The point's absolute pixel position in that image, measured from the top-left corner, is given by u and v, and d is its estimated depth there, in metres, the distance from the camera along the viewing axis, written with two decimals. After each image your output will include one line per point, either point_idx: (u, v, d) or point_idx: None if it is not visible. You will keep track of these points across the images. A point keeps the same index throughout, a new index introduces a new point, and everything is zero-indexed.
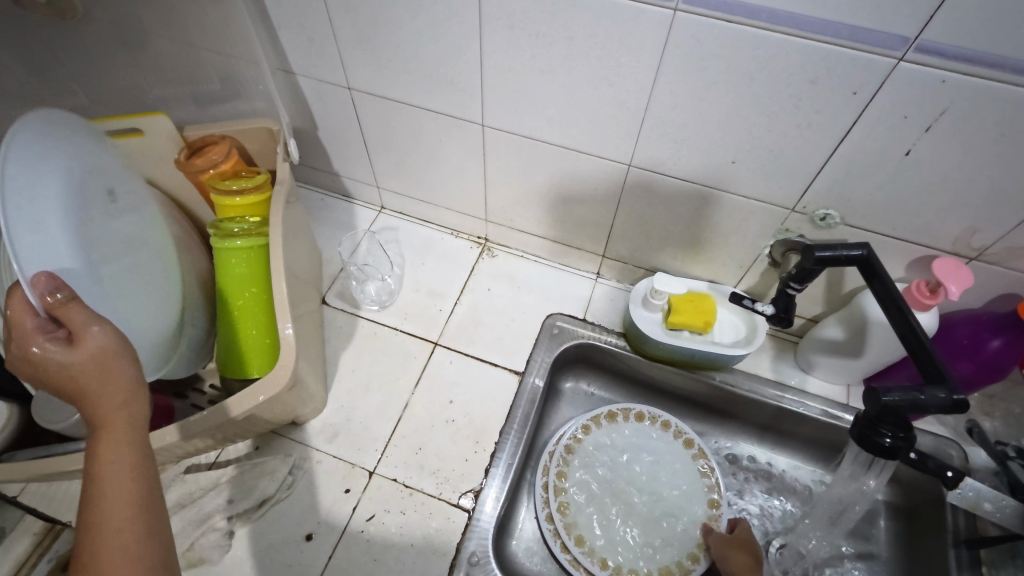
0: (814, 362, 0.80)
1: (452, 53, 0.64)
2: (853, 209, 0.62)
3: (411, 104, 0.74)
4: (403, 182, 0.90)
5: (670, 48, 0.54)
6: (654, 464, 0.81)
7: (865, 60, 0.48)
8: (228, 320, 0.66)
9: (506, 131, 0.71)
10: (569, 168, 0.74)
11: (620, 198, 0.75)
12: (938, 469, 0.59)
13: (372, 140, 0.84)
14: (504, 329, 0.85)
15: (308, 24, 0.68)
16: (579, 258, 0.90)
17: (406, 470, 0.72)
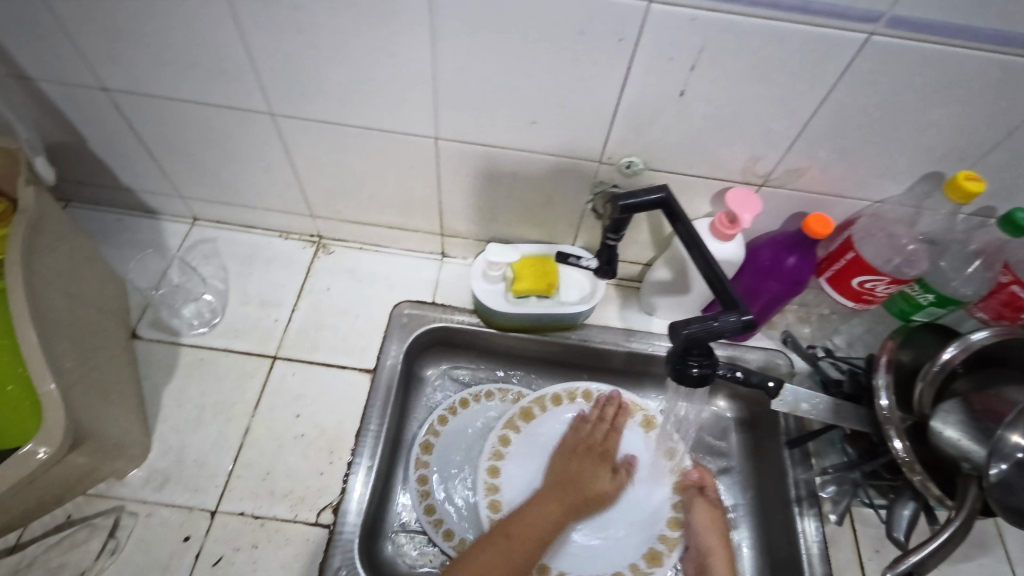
0: (654, 304, 0.83)
1: (208, 36, 0.56)
2: (651, 154, 0.64)
3: (185, 100, 0.65)
4: (208, 187, 0.80)
5: (436, 11, 0.50)
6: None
7: (621, 6, 0.48)
8: None
9: (299, 118, 0.65)
10: (379, 150, 0.69)
11: (439, 174, 0.72)
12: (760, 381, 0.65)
13: (155, 145, 0.73)
14: (349, 328, 0.80)
15: (23, 17, 0.57)
16: (419, 240, 0.86)
17: (254, 500, 0.66)
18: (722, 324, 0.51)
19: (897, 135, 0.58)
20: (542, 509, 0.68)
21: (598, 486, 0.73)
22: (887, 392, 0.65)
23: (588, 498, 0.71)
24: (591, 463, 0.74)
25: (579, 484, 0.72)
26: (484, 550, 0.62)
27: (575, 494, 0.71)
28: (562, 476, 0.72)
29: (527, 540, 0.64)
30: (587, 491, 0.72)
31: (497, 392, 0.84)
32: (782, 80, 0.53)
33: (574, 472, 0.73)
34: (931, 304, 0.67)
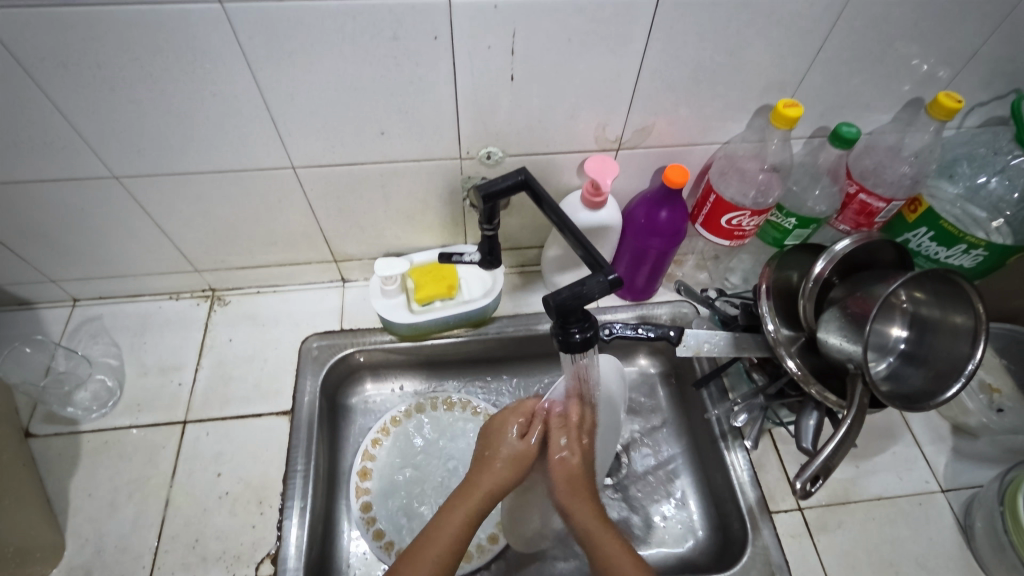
0: (558, 283, 0.85)
1: (18, 111, 0.54)
2: (506, 141, 0.66)
3: (18, 181, 0.62)
4: (77, 265, 0.77)
5: (245, 41, 0.50)
6: (455, 438, 0.82)
7: (421, 5, 0.49)
8: None
9: (145, 174, 0.63)
10: (239, 191, 0.68)
11: (310, 202, 0.71)
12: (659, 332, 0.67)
13: (3, 234, 0.70)
14: (258, 375, 0.78)
15: None
16: (315, 272, 0.85)
17: (186, 571, 0.64)
18: (577, 290, 0.52)
19: (720, 78, 0.62)
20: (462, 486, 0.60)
21: (511, 444, 0.63)
22: (772, 317, 0.69)
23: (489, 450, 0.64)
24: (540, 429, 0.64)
25: (490, 450, 0.64)
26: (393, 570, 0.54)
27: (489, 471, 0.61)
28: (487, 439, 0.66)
29: (440, 533, 0.55)
30: (498, 443, 0.64)
31: (428, 402, 0.84)
32: (598, 47, 0.56)
33: (491, 446, 0.64)
34: (795, 227, 0.74)
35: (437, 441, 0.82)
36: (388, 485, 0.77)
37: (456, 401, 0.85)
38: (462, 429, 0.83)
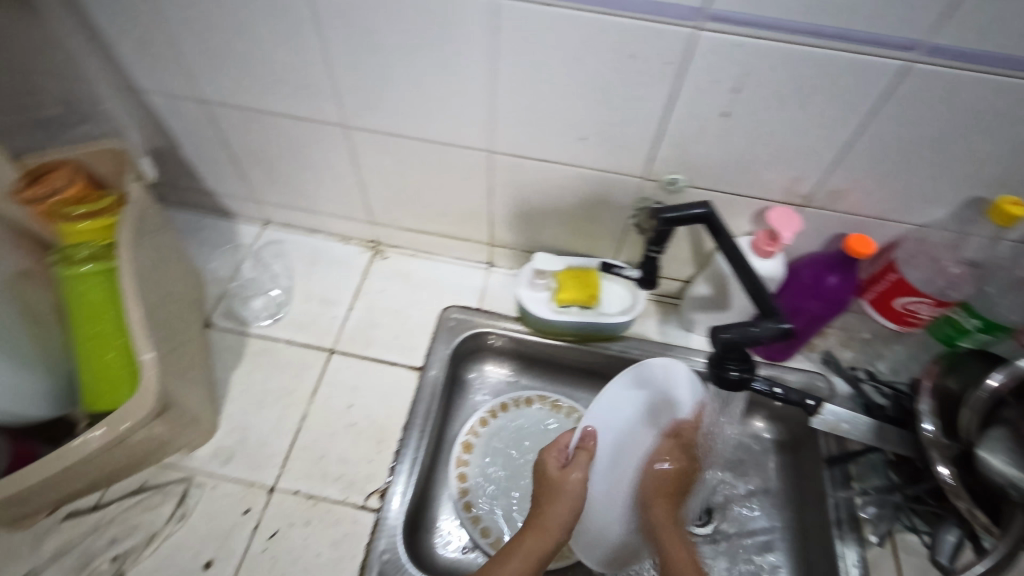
0: (694, 320, 0.85)
1: (297, 55, 0.64)
2: (694, 172, 0.67)
3: (268, 111, 0.73)
4: (280, 193, 0.88)
5: (499, 33, 0.56)
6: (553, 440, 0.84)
7: (669, 32, 0.52)
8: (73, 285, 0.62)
9: (369, 129, 0.72)
10: (437, 162, 0.75)
11: (492, 186, 0.77)
12: (800, 398, 0.66)
13: (238, 153, 0.81)
14: (400, 328, 0.85)
15: (142, 35, 0.65)
16: (469, 250, 0.91)
17: (307, 480, 0.71)
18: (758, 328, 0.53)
19: (941, 160, 0.60)
20: (527, 534, 0.59)
21: (572, 478, 0.60)
22: (931, 418, 0.65)
23: (552, 488, 0.61)
24: (586, 455, 0.61)
25: (545, 493, 0.61)
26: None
27: (548, 523, 0.59)
28: (540, 484, 0.63)
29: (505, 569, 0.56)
30: (562, 483, 0.60)
31: (537, 398, 0.87)
32: (823, 104, 0.56)
33: (551, 492, 0.61)
34: (977, 330, 0.69)
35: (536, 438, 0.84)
36: (485, 464, 0.81)
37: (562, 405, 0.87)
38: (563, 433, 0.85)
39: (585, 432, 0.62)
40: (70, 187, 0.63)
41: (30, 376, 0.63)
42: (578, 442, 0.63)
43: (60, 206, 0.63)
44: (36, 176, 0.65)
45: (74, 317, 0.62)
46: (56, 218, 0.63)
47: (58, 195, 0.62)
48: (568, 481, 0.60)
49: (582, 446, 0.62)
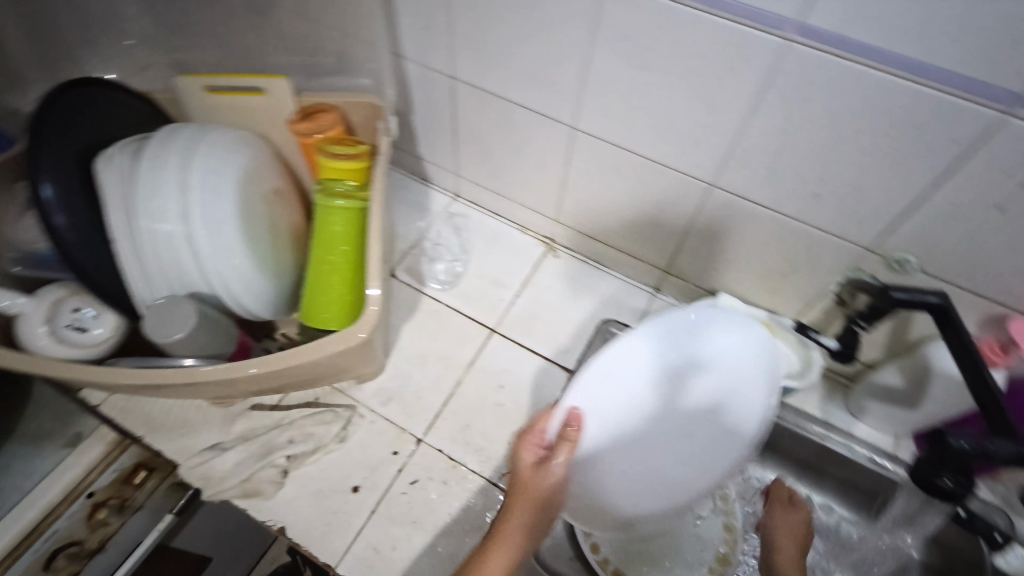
0: (866, 407, 0.79)
1: (559, 55, 0.67)
2: (931, 257, 0.63)
3: (507, 98, 0.78)
4: (483, 172, 0.93)
5: (775, 76, 0.56)
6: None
7: (973, 111, 0.49)
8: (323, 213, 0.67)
9: (596, 136, 0.74)
10: (649, 181, 0.76)
11: (695, 217, 0.77)
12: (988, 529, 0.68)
13: (461, 129, 0.88)
14: (558, 327, 0.88)
15: (427, 10, 0.72)
16: (641, 271, 0.91)
17: (451, 443, 0.75)
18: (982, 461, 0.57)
19: None
20: (513, 510, 0.53)
21: (546, 475, 0.55)
22: None
23: (517, 483, 0.54)
24: (562, 455, 0.56)
25: (551, 480, 0.55)
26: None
27: (533, 491, 0.54)
28: (512, 478, 0.56)
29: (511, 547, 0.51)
30: (534, 474, 0.55)
31: None
32: None
33: (522, 476, 0.55)
34: None
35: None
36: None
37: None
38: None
39: (562, 433, 0.57)
40: (332, 128, 0.74)
41: (267, 280, 0.69)
42: (561, 426, 0.58)
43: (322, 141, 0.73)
44: (306, 113, 0.75)
45: (316, 241, 0.67)
46: (320, 151, 0.71)
47: (322, 133, 0.73)
48: (543, 476, 0.55)
49: (559, 446, 0.56)
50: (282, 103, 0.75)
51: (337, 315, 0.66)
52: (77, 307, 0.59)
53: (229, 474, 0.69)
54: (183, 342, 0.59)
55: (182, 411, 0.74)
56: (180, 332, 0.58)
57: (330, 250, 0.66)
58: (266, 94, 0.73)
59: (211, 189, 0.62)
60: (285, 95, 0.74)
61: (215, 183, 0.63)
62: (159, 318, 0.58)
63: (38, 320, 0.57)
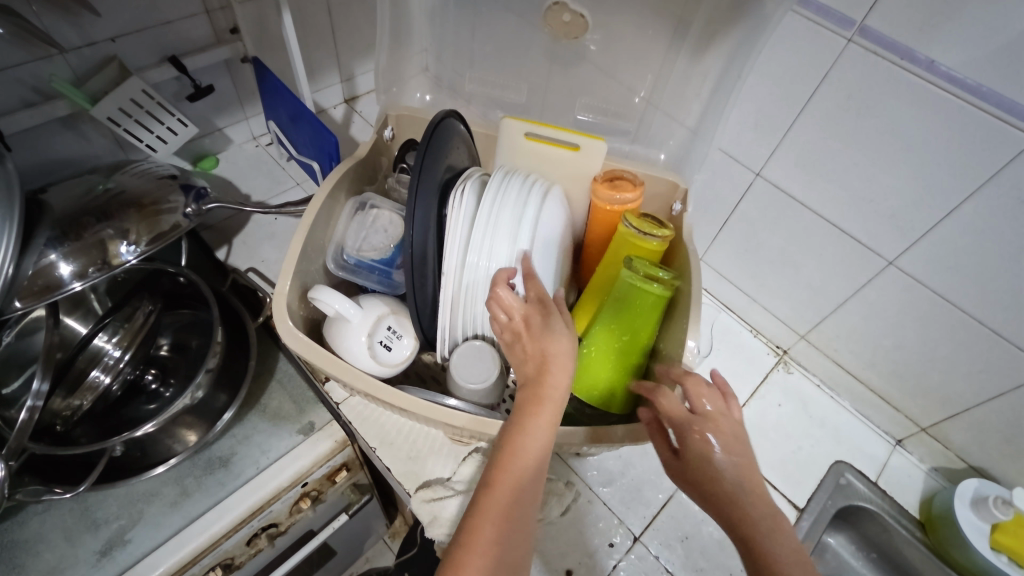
0: None
1: (918, 192, 0.63)
2: None
3: (813, 210, 0.74)
4: (733, 266, 0.90)
5: None
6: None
7: None
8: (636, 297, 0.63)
9: (915, 277, 0.69)
10: (961, 338, 0.68)
11: (1001, 392, 0.69)
12: None
13: (734, 222, 0.85)
14: (786, 452, 0.81)
15: (770, 108, 0.71)
16: (887, 417, 0.83)
17: (669, 553, 0.69)
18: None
19: None
20: (533, 413, 0.48)
21: (550, 344, 0.51)
22: None
23: (539, 360, 0.51)
24: (543, 311, 0.54)
25: (550, 360, 0.50)
26: (460, 525, 0.43)
27: (555, 396, 0.48)
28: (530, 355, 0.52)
29: (519, 466, 0.45)
30: (540, 339, 0.52)
31: None
32: None
33: (530, 357, 0.52)
34: None
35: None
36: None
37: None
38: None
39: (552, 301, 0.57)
40: (634, 201, 0.71)
41: None
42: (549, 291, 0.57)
43: (624, 212, 0.71)
44: (607, 177, 0.73)
45: (612, 318, 0.65)
46: (626, 222, 0.68)
47: (623, 203, 0.71)
48: (543, 341, 0.51)
49: (528, 287, 0.56)
50: (590, 163, 0.73)
51: (605, 393, 0.65)
52: (390, 325, 0.60)
53: (453, 519, 0.67)
54: (477, 391, 0.60)
55: (412, 434, 0.73)
56: (481, 384, 0.59)
57: (623, 331, 0.64)
58: (580, 151, 0.73)
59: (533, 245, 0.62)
60: (597, 156, 0.73)
61: (544, 239, 0.64)
62: (466, 362, 0.61)
63: (362, 331, 0.58)
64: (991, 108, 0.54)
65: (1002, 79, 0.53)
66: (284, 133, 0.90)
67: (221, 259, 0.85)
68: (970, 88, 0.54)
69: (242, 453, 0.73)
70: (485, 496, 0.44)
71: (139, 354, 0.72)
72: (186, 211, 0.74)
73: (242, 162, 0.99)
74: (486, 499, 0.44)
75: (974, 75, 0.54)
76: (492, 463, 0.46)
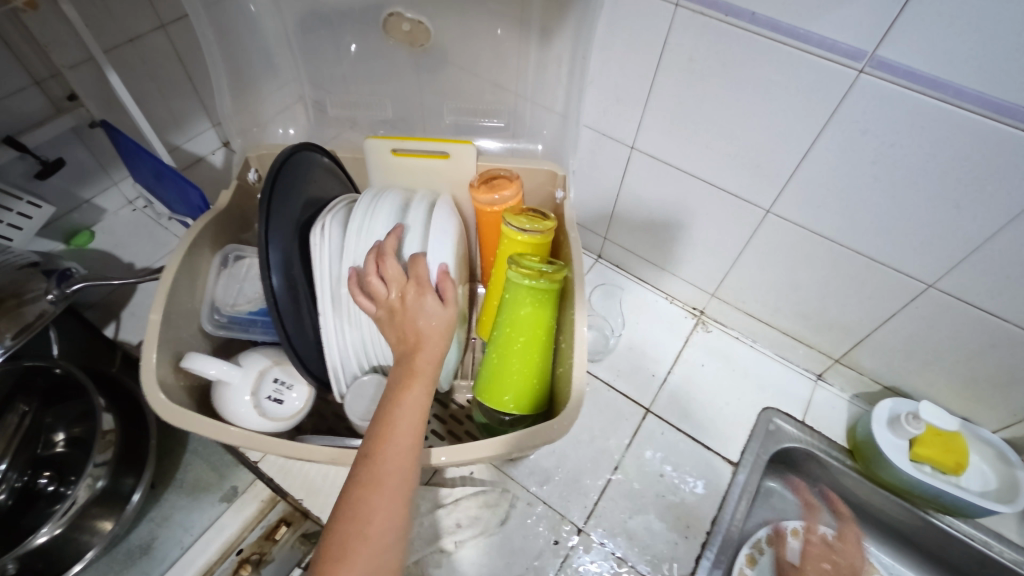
0: None
1: (773, 141, 0.64)
2: None
3: (690, 173, 0.75)
4: (635, 239, 0.91)
5: None
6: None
7: None
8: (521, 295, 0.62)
9: (792, 221, 0.71)
10: (846, 270, 0.71)
11: (893, 314, 0.71)
12: None
13: (626, 197, 0.86)
14: (716, 410, 0.82)
15: (628, 83, 0.71)
16: (804, 355, 0.86)
17: (614, 536, 0.70)
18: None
19: None
20: (409, 385, 0.48)
21: (423, 321, 0.51)
22: None
23: (416, 336, 0.51)
24: (418, 288, 0.53)
25: (422, 336, 0.50)
26: (344, 494, 0.43)
27: (428, 367, 0.49)
28: (406, 329, 0.52)
29: (398, 436, 0.45)
30: (417, 314, 0.52)
31: (833, 538, 0.79)
32: None
33: (405, 331, 0.52)
34: None
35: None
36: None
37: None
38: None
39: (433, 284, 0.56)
40: (513, 198, 0.71)
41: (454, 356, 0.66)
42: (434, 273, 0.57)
43: (505, 211, 0.71)
44: (484, 178, 0.73)
45: (504, 322, 0.64)
46: (506, 222, 0.67)
47: (503, 203, 0.71)
48: (416, 318, 0.51)
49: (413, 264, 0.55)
50: (465, 167, 0.73)
51: (517, 398, 0.64)
52: (277, 377, 0.58)
53: None
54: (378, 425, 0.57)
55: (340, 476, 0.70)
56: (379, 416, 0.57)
57: (519, 333, 0.63)
58: (452, 157, 0.72)
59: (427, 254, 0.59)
60: (469, 160, 0.72)
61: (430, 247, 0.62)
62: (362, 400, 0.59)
63: (246, 390, 0.56)
64: (817, 51, 0.55)
65: (819, 21, 0.53)
66: (153, 193, 0.85)
67: (110, 338, 0.80)
68: (793, 34, 0.55)
69: (163, 536, 0.71)
70: (365, 469, 0.43)
71: (23, 460, 0.68)
72: (52, 297, 0.68)
73: (121, 231, 0.94)
74: (368, 469, 0.43)
75: (793, 21, 0.55)
76: (370, 436, 0.45)
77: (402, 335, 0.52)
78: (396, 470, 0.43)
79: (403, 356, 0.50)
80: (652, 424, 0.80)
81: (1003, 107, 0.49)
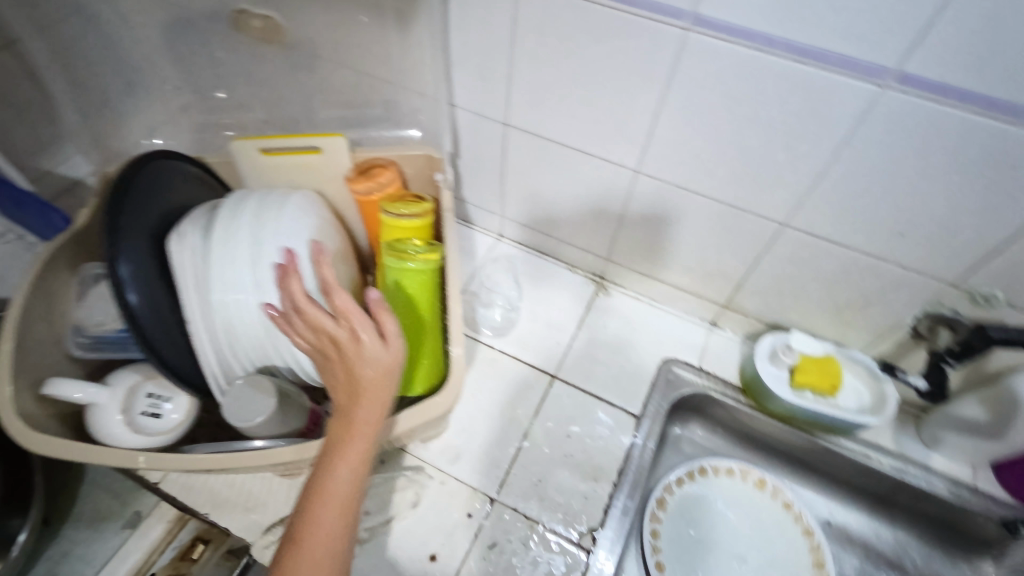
0: (939, 438, 0.78)
1: (625, 104, 0.67)
2: (1018, 291, 0.62)
3: (562, 143, 0.78)
4: (529, 214, 0.93)
5: (869, 121, 0.56)
6: (758, 525, 0.81)
7: None
8: (401, 280, 0.63)
9: (658, 178, 0.74)
10: (713, 219, 0.75)
11: (760, 256, 0.76)
12: None
13: (511, 174, 0.88)
14: (619, 368, 0.86)
15: (488, 60, 0.72)
16: (696, 306, 0.90)
17: (526, 500, 0.72)
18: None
19: None
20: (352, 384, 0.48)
21: (312, 306, 0.52)
22: None
23: (318, 330, 0.51)
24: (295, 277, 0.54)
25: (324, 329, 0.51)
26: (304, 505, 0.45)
27: (337, 357, 0.50)
28: (302, 320, 0.52)
29: (356, 439, 0.47)
30: (306, 302, 0.52)
31: (738, 471, 0.84)
32: None
33: (307, 328, 0.52)
34: None
35: (739, 514, 0.82)
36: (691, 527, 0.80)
37: (768, 483, 0.83)
38: (776, 523, 0.81)
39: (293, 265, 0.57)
40: (391, 185, 0.72)
41: None
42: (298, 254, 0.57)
43: (382, 199, 0.71)
44: (362, 169, 0.74)
45: (389, 307, 0.64)
46: (384, 210, 0.68)
47: (381, 190, 0.72)
48: (305, 305, 0.52)
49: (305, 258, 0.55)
50: (338, 161, 0.72)
51: (415, 379, 0.65)
52: (150, 392, 0.58)
53: None
54: (262, 427, 0.56)
55: (245, 483, 0.70)
56: (259, 416, 0.55)
57: (404, 317, 0.64)
58: (323, 152, 0.71)
59: (287, 241, 0.60)
60: (341, 154, 0.72)
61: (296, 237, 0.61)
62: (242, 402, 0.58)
63: (115, 410, 0.56)
64: (643, 13, 0.58)
65: None
66: None
67: None
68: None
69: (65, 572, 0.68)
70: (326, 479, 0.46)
71: None
72: None
73: None
74: (322, 476, 0.46)
75: None
76: (331, 445, 0.47)
77: (307, 332, 0.53)
78: (354, 466, 0.46)
79: (325, 357, 0.51)
80: (559, 389, 0.83)
81: (806, 51, 0.53)
